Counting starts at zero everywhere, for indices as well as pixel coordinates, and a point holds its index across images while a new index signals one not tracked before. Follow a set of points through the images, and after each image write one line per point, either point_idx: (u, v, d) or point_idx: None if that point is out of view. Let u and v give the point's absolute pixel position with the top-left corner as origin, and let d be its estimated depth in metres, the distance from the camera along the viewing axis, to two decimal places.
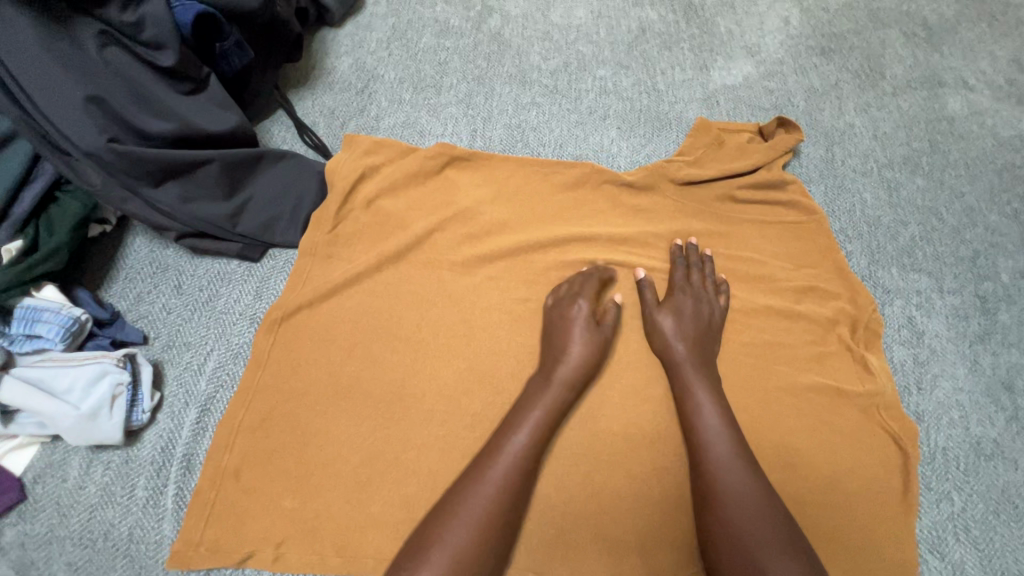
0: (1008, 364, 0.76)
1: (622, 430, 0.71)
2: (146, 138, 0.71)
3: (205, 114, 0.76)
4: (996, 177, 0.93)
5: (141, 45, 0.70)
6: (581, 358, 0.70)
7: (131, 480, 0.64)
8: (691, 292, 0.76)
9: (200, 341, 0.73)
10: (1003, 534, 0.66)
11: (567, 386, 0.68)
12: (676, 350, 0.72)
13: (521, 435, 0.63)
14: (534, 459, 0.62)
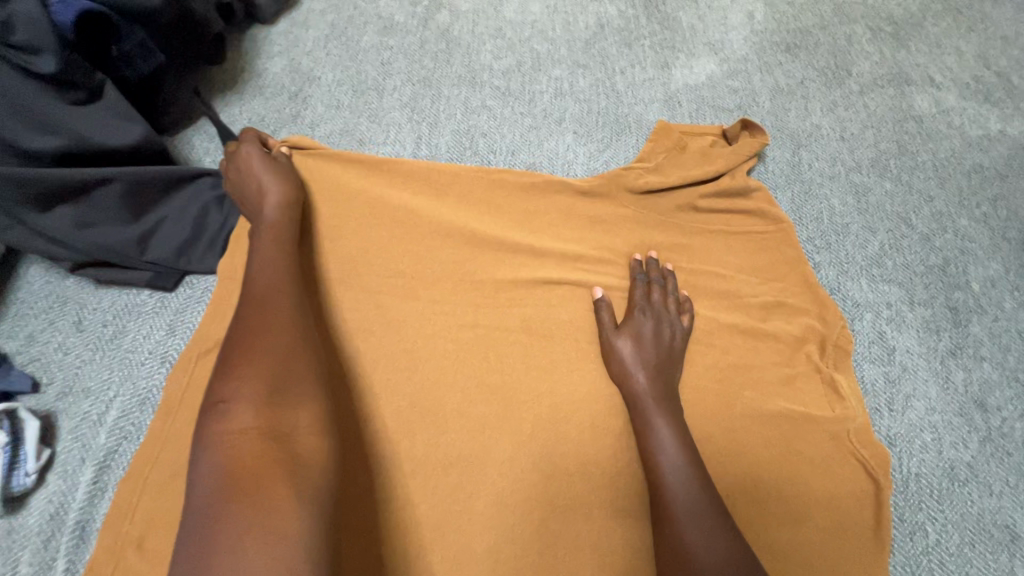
0: (980, 380, 0.73)
1: (579, 469, 0.65)
2: (30, 157, 0.63)
3: (103, 126, 0.67)
4: (964, 179, 0.90)
5: (13, 50, 0.60)
6: (278, 200, 0.67)
7: (12, 555, 0.56)
8: (652, 312, 0.70)
9: (102, 386, 0.65)
10: (980, 567, 0.62)
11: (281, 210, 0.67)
12: (637, 379, 0.66)
13: (267, 272, 0.59)
14: (287, 277, 0.59)
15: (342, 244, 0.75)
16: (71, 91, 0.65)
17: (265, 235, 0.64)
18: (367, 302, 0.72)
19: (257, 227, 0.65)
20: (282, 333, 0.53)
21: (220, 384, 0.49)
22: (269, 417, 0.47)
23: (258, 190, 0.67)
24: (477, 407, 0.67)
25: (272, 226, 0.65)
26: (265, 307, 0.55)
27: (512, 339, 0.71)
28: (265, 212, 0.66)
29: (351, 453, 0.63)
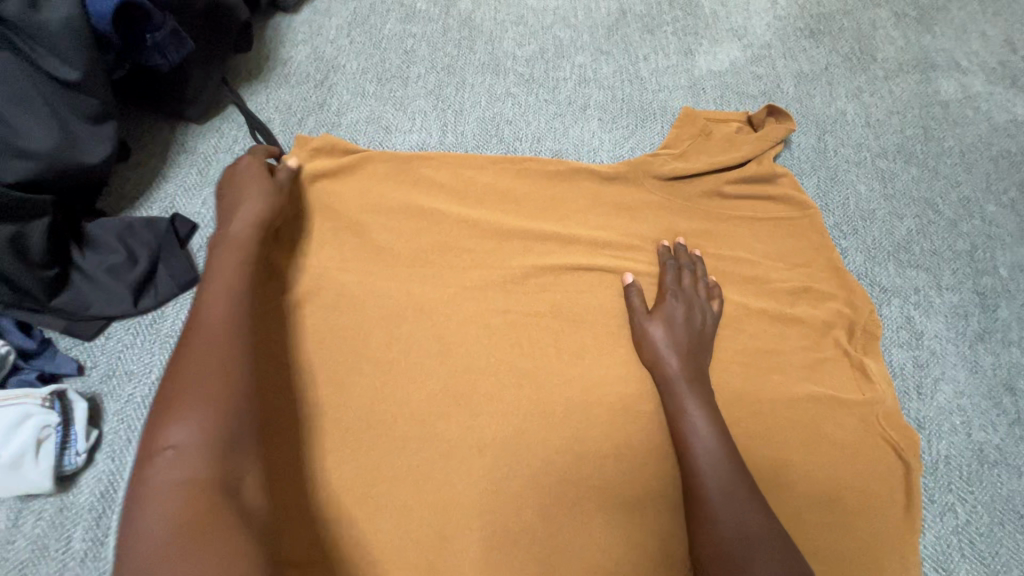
0: (1009, 364, 0.73)
1: (611, 452, 0.66)
2: (22, 156, 0.60)
3: (90, 138, 0.65)
4: (991, 165, 0.90)
5: (41, 50, 0.60)
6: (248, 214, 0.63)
7: (66, 531, 0.58)
8: (683, 297, 0.71)
9: (144, 370, 0.66)
10: (1009, 546, 0.63)
11: (253, 225, 0.62)
12: (668, 363, 0.67)
13: (217, 290, 0.55)
14: (241, 305, 0.54)
15: (373, 230, 0.76)
16: (86, 99, 0.64)
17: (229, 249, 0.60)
18: (399, 287, 0.73)
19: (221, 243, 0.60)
20: (233, 374, 0.48)
21: (156, 440, 0.43)
22: (217, 467, 0.43)
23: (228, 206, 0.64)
24: (510, 391, 0.68)
25: (237, 236, 0.61)
26: (210, 342, 0.50)
27: (542, 324, 0.72)
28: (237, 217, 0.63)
29: (390, 435, 0.65)
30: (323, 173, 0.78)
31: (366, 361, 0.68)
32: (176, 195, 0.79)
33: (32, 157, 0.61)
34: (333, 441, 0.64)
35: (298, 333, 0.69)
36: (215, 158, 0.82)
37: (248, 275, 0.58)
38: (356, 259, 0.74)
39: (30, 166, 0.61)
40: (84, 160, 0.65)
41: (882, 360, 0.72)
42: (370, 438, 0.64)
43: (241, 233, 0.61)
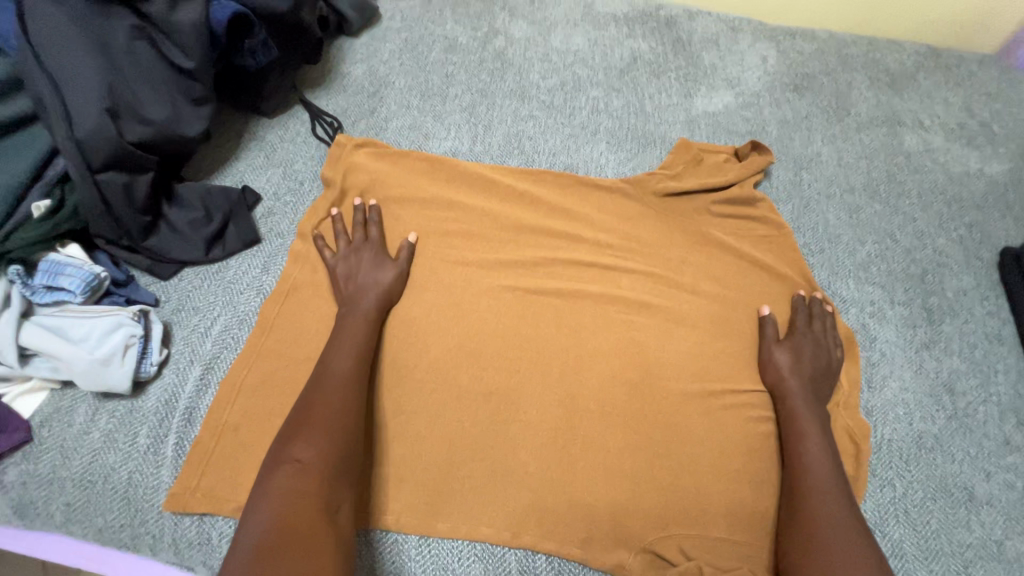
0: (949, 369, 0.84)
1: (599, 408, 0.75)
2: (141, 120, 0.73)
3: (190, 117, 0.79)
4: (945, 207, 1.03)
5: (169, 43, 0.76)
6: (375, 295, 0.77)
7: (133, 429, 0.69)
8: (811, 335, 0.80)
9: (209, 307, 0.78)
10: (940, 518, 0.71)
11: (372, 317, 0.75)
12: (791, 386, 0.75)
13: (344, 353, 0.70)
14: (354, 373, 0.68)
15: (408, 215, 0.90)
16: (194, 84, 0.79)
17: (358, 323, 0.74)
18: (425, 260, 0.85)
19: (350, 314, 0.74)
20: (340, 405, 0.65)
21: (288, 444, 0.60)
22: (324, 485, 0.58)
23: (356, 288, 0.78)
24: (513, 352, 0.79)
25: (371, 305, 0.76)
26: (321, 385, 0.66)
27: (546, 302, 0.84)
28: (364, 294, 0.77)
29: (408, 378, 0.75)
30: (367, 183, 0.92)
31: (391, 316, 0.79)
32: (245, 171, 0.93)
33: (150, 124, 0.74)
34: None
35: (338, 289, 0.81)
36: (281, 146, 0.97)
37: (369, 340, 0.73)
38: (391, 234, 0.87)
39: (146, 130, 0.74)
40: (184, 132, 0.78)
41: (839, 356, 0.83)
42: (390, 379, 0.75)
43: (368, 310, 0.75)
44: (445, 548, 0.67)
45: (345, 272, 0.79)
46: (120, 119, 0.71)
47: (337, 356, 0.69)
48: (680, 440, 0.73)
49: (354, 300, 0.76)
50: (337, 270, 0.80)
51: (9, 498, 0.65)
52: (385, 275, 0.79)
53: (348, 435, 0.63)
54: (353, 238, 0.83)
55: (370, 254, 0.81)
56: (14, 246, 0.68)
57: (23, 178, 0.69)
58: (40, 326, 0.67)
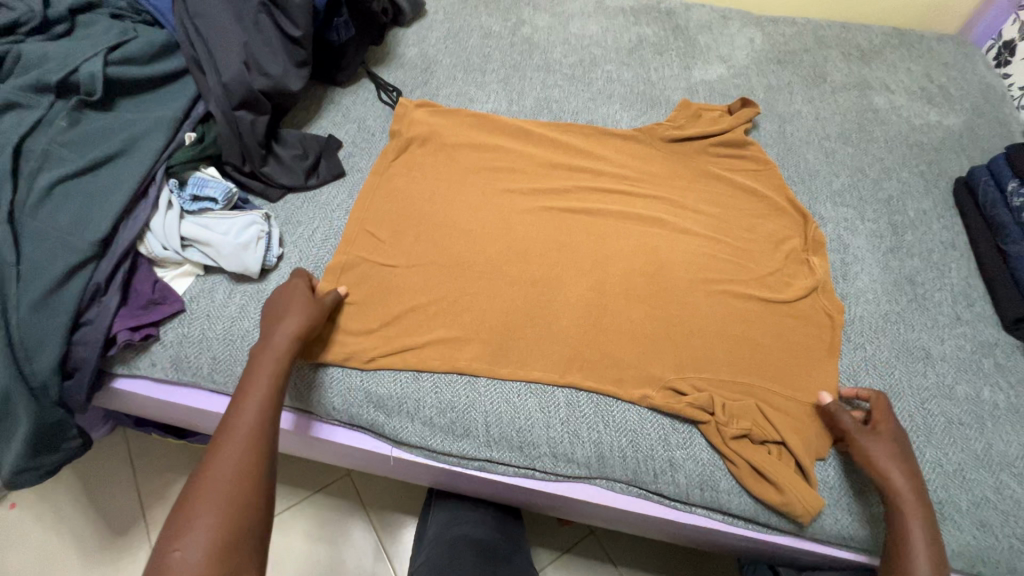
0: (911, 267, 1.01)
1: (624, 291, 0.93)
2: (263, 74, 0.95)
3: (294, 76, 0.99)
4: (908, 150, 1.22)
5: (282, 16, 0.97)
6: (294, 329, 0.77)
7: (262, 303, 0.89)
8: (893, 432, 0.76)
9: (309, 221, 0.99)
10: (902, 369, 0.88)
11: (287, 350, 0.75)
12: (895, 477, 0.72)
13: (251, 401, 0.69)
14: (261, 415, 0.69)
15: (460, 155, 1.10)
16: (298, 51, 1.00)
17: (267, 364, 0.73)
18: (477, 187, 1.05)
19: (263, 351, 0.74)
20: (249, 443, 0.66)
21: (177, 527, 0.60)
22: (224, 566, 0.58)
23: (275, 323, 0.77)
24: (552, 252, 0.97)
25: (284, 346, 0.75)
26: (228, 438, 0.66)
27: (577, 217, 1.02)
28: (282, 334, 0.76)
29: (469, 270, 0.94)
30: (427, 133, 1.11)
31: (453, 227, 0.99)
32: (328, 126, 1.14)
33: (269, 76, 0.95)
34: (431, 269, 0.93)
35: (411, 208, 1.01)
36: (354, 107, 1.18)
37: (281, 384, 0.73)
38: (448, 169, 1.07)
39: (266, 82, 0.95)
40: (290, 87, 0.98)
41: (822, 257, 1.01)
42: (457, 270, 0.94)
43: (279, 346, 0.74)
44: (507, 387, 0.84)
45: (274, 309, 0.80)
46: (251, 71, 0.94)
47: (241, 405, 0.69)
48: (690, 314, 0.91)
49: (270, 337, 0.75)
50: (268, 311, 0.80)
51: (170, 353, 0.85)
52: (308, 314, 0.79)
53: (250, 501, 0.63)
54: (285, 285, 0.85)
55: (300, 300, 0.81)
56: (174, 163, 0.88)
57: (179, 114, 0.90)
58: (195, 222, 0.87)
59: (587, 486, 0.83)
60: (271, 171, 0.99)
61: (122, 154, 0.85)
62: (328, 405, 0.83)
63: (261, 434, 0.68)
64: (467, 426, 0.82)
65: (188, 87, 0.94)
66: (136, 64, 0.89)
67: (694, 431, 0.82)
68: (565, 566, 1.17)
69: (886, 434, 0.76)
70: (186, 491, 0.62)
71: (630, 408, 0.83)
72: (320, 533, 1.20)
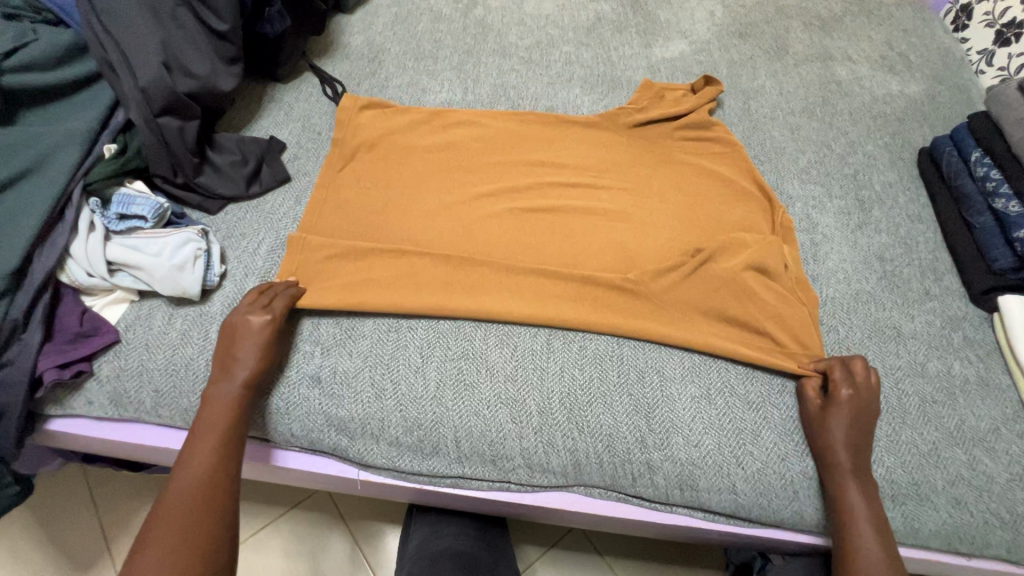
0: (880, 243, 1.00)
1: (596, 299, 0.88)
2: (188, 73, 0.87)
3: (222, 73, 0.92)
4: (872, 121, 1.20)
5: (204, 8, 0.89)
6: (247, 364, 0.74)
7: (205, 326, 0.82)
8: (853, 393, 0.76)
9: (254, 232, 0.91)
10: (875, 350, 0.88)
11: (244, 387, 0.73)
12: (842, 460, 0.73)
13: (207, 441, 0.70)
14: (220, 453, 0.70)
15: (414, 152, 1.03)
16: (227, 46, 0.93)
17: (221, 405, 0.72)
18: (434, 185, 0.99)
19: (219, 388, 0.73)
20: (205, 484, 0.67)
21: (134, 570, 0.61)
22: None
23: (229, 356, 0.74)
24: (515, 258, 0.92)
25: (233, 395, 0.72)
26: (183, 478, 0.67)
27: (540, 212, 0.98)
28: (237, 373, 0.73)
29: (429, 275, 0.88)
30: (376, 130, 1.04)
31: (407, 239, 0.93)
32: (269, 126, 1.06)
33: (196, 76, 0.87)
34: (384, 286, 0.86)
35: (363, 211, 0.95)
36: (297, 105, 1.10)
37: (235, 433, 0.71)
38: (399, 174, 1.00)
39: (192, 82, 0.87)
40: (220, 85, 0.91)
41: (793, 245, 0.97)
42: (409, 282, 0.87)
43: (238, 379, 0.73)
44: (476, 399, 0.79)
45: (228, 341, 0.75)
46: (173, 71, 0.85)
47: (198, 445, 0.69)
48: (665, 321, 0.87)
49: (228, 372, 0.73)
50: (223, 332, 0.76)
51: (105, 390, 0.78)
52: (263, 347, 0.75)
53: (205, 540, 0.64)
54: (258, 299, 0.78)
55: (255, 329, 0.75)
56: (93, 181, 0.80)
57: (94, 125, 0.82)
58: (122, 244, 0.80)
59: (563, 494, 0.80)
60: (208, 185, 0.91)
61: (29, 174, 0.77)
62: (286, 431, 0.78)
63: (219, 470, 0.69)
64: (436, 444, 0.78)
65: (102, 93, 0.84)
66: (38, 70, 0.80)
67: (671, 432, 0.79)
68: (551, 562, 1.14)
69: (840, 419, 0.75)
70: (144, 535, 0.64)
71: (605, 412, 0.79)
72: (288, 550, 1.13)
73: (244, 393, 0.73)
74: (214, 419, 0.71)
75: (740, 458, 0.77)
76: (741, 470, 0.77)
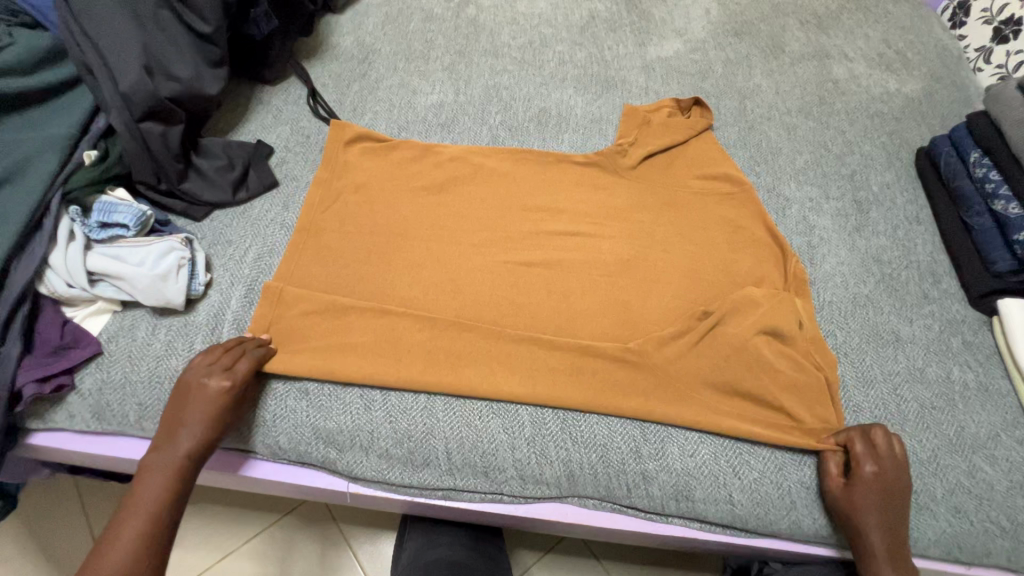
0: (878, 245, 0.99)
1: (594, 374, 0.80)
2: (171, 77, 0.85)
3: (206, 76, 0.90)
4: (870, 121, 1.18)
5: (186, 10, 0.87)
6: (194, 430, 0.68)
7: (190, 337, 0.80)
8: (875, 463, 0.71)
9: (241, 239, 0.90)
10: (873, 355, 0.86)
11: (187, 457, 0.67)
12: (872, 539, 0.68)
13: (136, 519, 0.63)
14: (148, 533, 0.63)
15: (404, 157, 1.01)
16: (211, 49, 0.91)
17: (159, 477, 0.66)
18: (425, 190, 0.97)
19: (160, 457, 0.67)
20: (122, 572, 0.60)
21: None
22: None
23: (177, 421, 0.68)
24: (508, 319, 0.85)
25: (173, 465, 0.66)
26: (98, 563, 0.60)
27: (532, 217, 0.96)
28: (180, 442, 0.67)
29: (420, 283, 0.87)
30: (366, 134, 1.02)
31: (393, 296, 0.86)
32: (256, 129, 1.04)
33: (179, 80, 0.85)
34: (363, 356, 0.79)
35: (351, 218, 0.93)
36: (285, 107, 1.08)
37: (168, 509, 0.65)
38: (385, 218, 0.93)
39: (175, 86, 0.85)
40: (204, 88, 0.89)
41: (805, 299, 0.90)
42: (390, 354, 0.80)
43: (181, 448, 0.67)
44: (468, 410, 0.78)
45: (179, 403, 0.69)
46: (155, 75, 0.83)
47: (125, 524, 0.62)
48: (671, 398, 0.79)
49: (173, 440, 0.67)
50: (177, 391, 0.71)
51: (87, 403, 0.76)
52: (216, 411, 0.69)
53: None
54: (219, 357, 0.73)
55: (211, 392, 0.69)
56: (72, 188, 0.78)
57: (74, 131, 0.80)
58: (103, 254, 0.78)
59: (558, 505, 0.78)
60: (194, 192, 0.89)
61: (7, 182, 0.74)
62: (273, 444, 0.76)
63: (142, 555, 0.61)
64: (428, 456, 0.76)
65: (82, 98, 0.82)
66: (15, 75, 0.78)
67: (666, 440, 0.78)
68: (547, 568, 1.13)
69: (864, 492, 0.70)
70: None
71: (599, 421, 0.78)
72: (280, 558, 1.11)
73: (187, 463, 0.67)
74: (151, 492, 0.64)
75: (737, 467, 0.76)
76: (738, 480, 0.76)
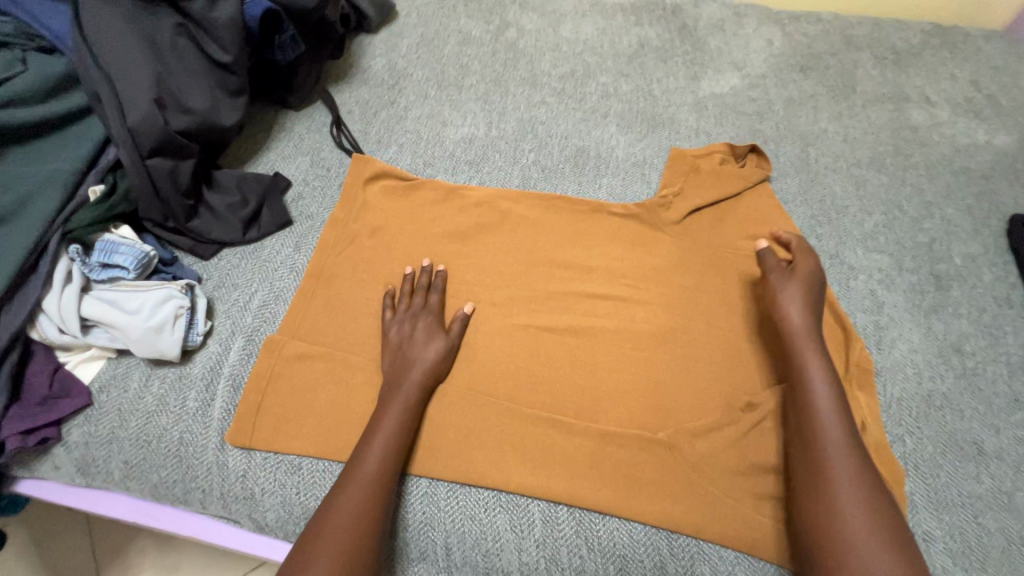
0: (958, 331, 0.86)
1: (618, 467, 0.71)
2: (184, 109, 0.80)
3: (222, 106, 0.85)
4: (953, 178, 1.04)
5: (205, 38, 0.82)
6: (423, 362, 0.73)
7: (183, 393, 0.75)
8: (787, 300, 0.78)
9: (246, 282, 0.84)
10: (948, 470, 0.74)
11: (420, 383, 0.72)
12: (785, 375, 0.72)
13: (382, 436, 0.67)
14: (395, 444, 0.67)
15: (426, 199, 0.93)
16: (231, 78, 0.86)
17: (395, 401, 0.70)
18: (445, 239, 0.89)
19: (405, 380, 0.72)
20: (373, 486, 0.63)
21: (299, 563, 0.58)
22: None
23: (405, 357, 0.74)
24: (525, 396, 0.76)
25: (411, 390, 0.71)
26: (356, 469, 0.64)
27: (560, 275, 0.87)
28: (410, 372, 0.72)
29: None
30: (388, 171, 0.95)
31: None
32: (275, 160, 0.99)
33: (192, 112, 0.80)
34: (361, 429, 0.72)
35: (364, 266, 0.86)
36: (307, 136, 1.02)
37: (407, 427, 0.69)
38: (400, 268, 0.86)
39: (188, 119, 0.80)
40: (220, 120, 0.84)
41: (870, 394, 0.78)
42: None
43: (416, 378, 0.72)
44: (473, 501, 0.70)
45: (396, 342, 0.76)
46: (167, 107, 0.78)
47: (371, 442, 0.66)
48: (703, 504, 0.69)
49: (400, 370, 0.73)
50: (391, 330, 0.77)
51: (72, 457, 0.72)
52: (433, 346, 0.75)
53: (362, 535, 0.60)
54: (413, 302, 0.80)
55: (422, 329, 0.76)
56: (73, 228, 0.73)
57: (80, 166, 0.75)
58: (99, 300, 0.73)
59: None
60: (201, 230, 0.84)
61: (6, 220, 0.71)
62: (260, 519, 0.71)
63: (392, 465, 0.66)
64: (425, 549, 0.69)
65: (92, 129, 0.78)
66: (23, 106, 0.74)
67: (696, 558, 0.67)
68: None
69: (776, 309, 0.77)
70: (302, 544, 0.60)
71: (619, 525, 0.69)
72: None
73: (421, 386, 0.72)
74: (394, 412, 0.69)
75: None
76: None
